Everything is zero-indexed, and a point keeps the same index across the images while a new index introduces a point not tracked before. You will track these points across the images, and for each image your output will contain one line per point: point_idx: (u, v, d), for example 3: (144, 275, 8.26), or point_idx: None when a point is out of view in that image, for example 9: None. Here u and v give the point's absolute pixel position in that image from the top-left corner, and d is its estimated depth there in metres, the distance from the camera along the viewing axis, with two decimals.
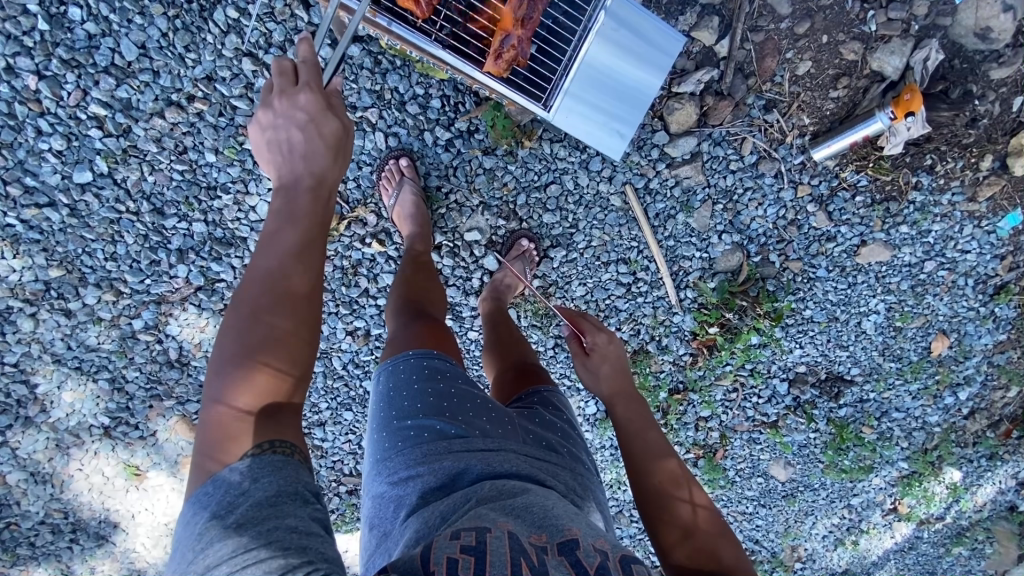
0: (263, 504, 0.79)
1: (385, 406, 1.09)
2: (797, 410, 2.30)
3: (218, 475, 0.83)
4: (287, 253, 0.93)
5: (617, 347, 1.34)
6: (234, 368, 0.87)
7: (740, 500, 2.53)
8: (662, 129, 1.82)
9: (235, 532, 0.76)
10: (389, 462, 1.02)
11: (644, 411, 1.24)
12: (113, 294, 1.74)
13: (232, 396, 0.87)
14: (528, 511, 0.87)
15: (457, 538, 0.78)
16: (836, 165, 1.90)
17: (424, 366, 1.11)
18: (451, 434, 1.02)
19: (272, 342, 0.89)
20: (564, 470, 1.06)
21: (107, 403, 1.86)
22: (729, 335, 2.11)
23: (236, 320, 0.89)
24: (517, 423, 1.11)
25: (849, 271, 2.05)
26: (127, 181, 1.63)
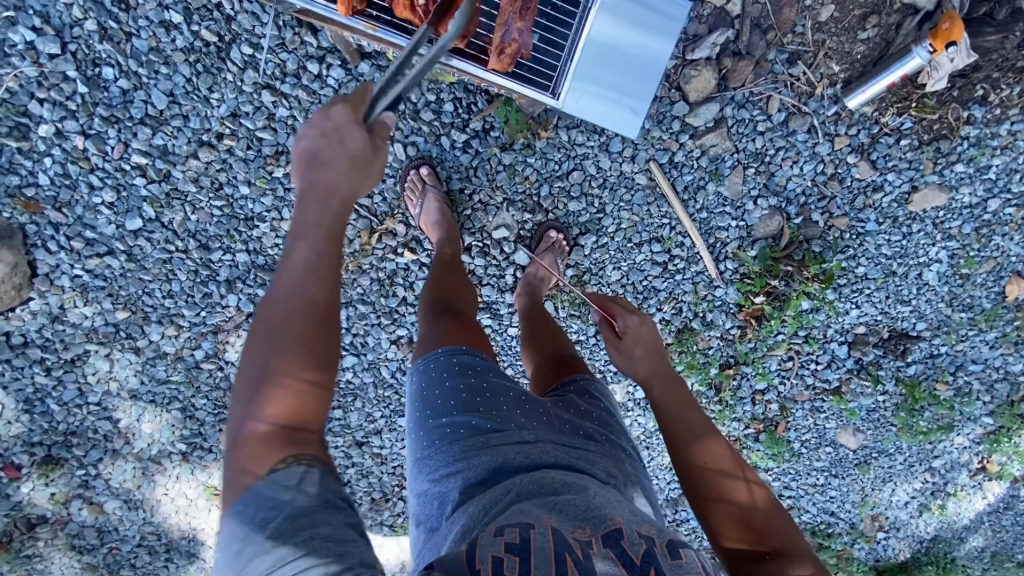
0: (297, 513, 0.81)
1: (420, 405, 1.12)
2: (861, 373, 2.19)
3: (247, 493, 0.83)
4: (308, 268, 0.95)
5: (649, 328, 1.32)
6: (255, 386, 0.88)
7: (810, 472, 2.42)
8: (681, 100, 1.76)
9: (274, 541, 0.79)
10: (429, 460, 1.04)
11: (683, 391, 1.21)
12: (175, 328, 1.86)
13: (252, 415, 0.87)
14: (570, 503, 0.88)
15: (501, 535, 0.79)
16: (874, 111, 1.78)
17: (455, 362, 1.14)
18: (487, 428, 1.03)
19: (295, 356, 0.89)
20: (606, 458, 1.06)
21: (182, 430, 1.99)
22: (777, 303, 2.02)
23: (257, 339, 0.90)
24: (552, 413, 1.11)
25: (902, 221, 1.93)
26: (174, 222, 1.74)
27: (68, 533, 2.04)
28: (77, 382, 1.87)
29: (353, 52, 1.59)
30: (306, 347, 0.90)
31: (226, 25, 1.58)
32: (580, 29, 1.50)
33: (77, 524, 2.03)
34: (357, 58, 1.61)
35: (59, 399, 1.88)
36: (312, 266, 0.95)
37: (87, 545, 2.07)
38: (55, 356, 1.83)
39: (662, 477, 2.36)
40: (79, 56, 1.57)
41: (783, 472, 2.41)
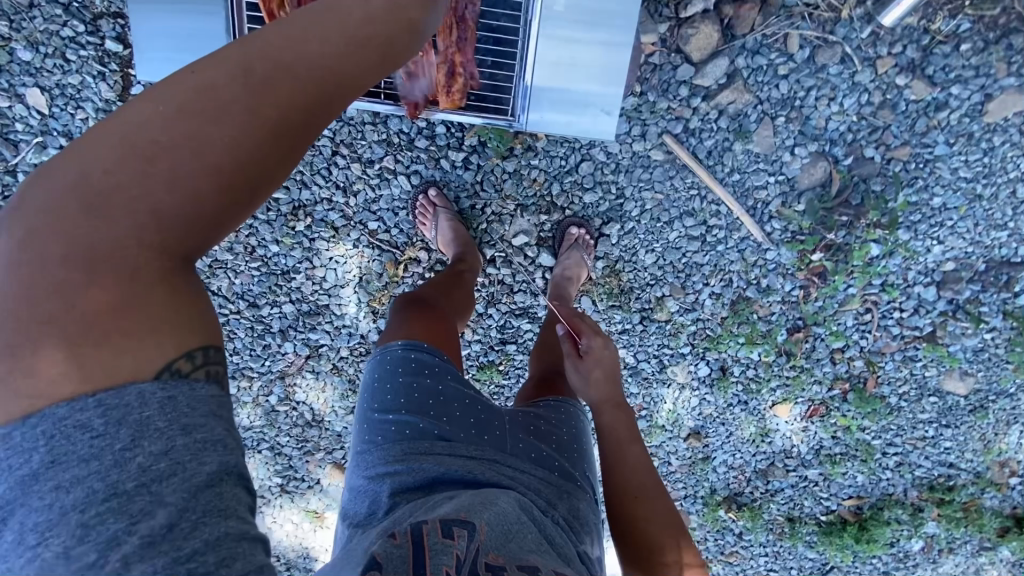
0: (199, 490, 0.68)
1: (368, 396, 1.10)
2: (958, 313, 1.91)
3: (108, 379, 0.67)
4: (314, 71, 0.78)
5: (611, 353, 1.28)
6: (204, 183, 0.71)
7: (915, 426, 2.16)
8: (684, 62, 1.61)
9: (152, 492, 0.66)
10: (368, 456, 1.04)
11: (632, 431, 1.21)
12: (247, 379, 2.03)
13: (173, 217, 0.70)
14: (501, 521, 0.90)
15: (451, 542, 0.82)
16: (921, 19, 1.54)
17: (411, 359, 1.11)
18: (433, 435, 1.05)
19: (223, 212, 0.73)
20: (546, 485, 1.07)
21: (275, 466, 2.19)
22: (840, 255, 1.82)
23: (229, 103, 0.73)
24: (507, 431, 1.12)
25: (979, 136, 1.65)
26: (222, 288, 1.89)
27: None
28: None
29: None
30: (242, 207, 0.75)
31: None
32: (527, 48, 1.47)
33: None
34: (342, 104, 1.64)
35: None
36: (285, 113, 0.76)
37: None
38: None
39: (746, 452, 2.22)
40: None
41: (883, 429, 2.17)
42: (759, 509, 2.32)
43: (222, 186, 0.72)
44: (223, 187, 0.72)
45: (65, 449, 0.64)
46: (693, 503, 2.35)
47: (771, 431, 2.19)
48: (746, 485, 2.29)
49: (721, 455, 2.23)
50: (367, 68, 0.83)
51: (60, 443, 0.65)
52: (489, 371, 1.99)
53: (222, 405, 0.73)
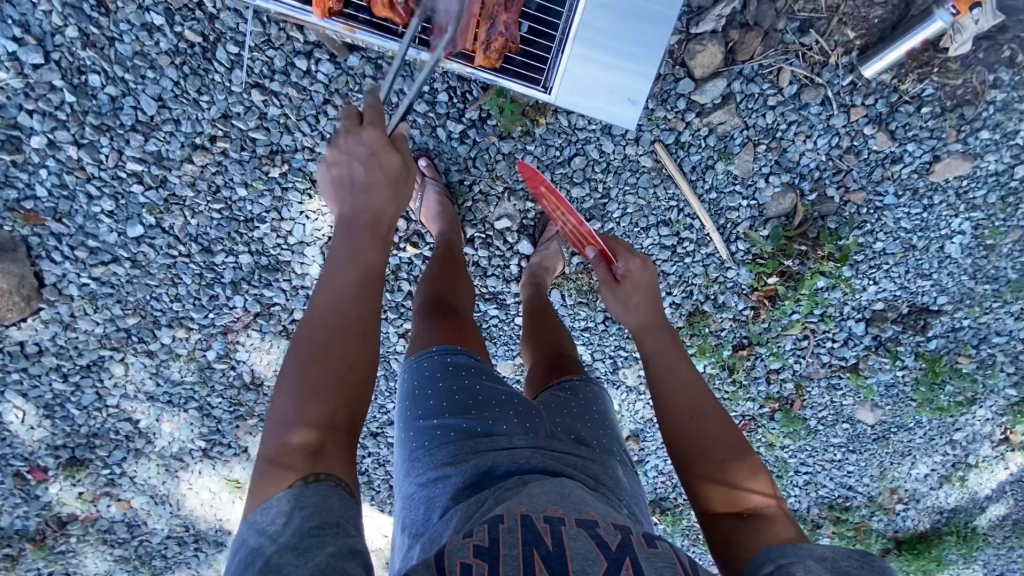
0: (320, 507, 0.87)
1: (411, 406, 1.14)
2: (879, 350, 2.11)
3: (269, 502, 0.89)
4: (339, 282, 1.03)
5: (648, 274, 1.33)
6: (297, 391, 0.96)
7: (827, 449, 2.36)
8: (686, 76, 1.69)
9: (277, 528, 0.86)
10: (417, 462, 1.08)
11: (675, 344, 1.27)
12: (185, 331, 1.86)
13: (290, 420, 0.94)
14: (549, 496, 0.91)
15: (469, 538, 0.83)
16: (894, 78, 1.70)
17: (448, 363, 1.16)
18: (476, 432, 1.07)
19: (339, 380, 0.97)
20: (593, 465, 1.08)
21: (200, 428, 2.02)
22: (791, 283, 1.96)
23: (303, 340, 0.99)
24: (543, 418, 1.13)
25: (922, 192, 1.84)
26: (174, 227, 1.73)
27: (100, 528, 2.10)
28: (95, 386, 1.89)
29: (340, 47, 1.57)
30: (345, 374, 0.98)
31: (209, 25, 1.55)
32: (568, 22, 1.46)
33: (108, 520, 2.10)
34: (345, 52, 1.58)
35: (79, 403, 1.91)
36: (348, 301, 1.01)
37: (119, 539, 2.13)
38: (71, 362, 1.85)
39: None
40: (64, 65, 1.55)
41: (799, 449, 2.36)
42: (679, 515, 2.43)
43: (309, 387, 0.96)
44: (309, 388, 0.96)
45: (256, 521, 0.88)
46: None
47: None
48: (672, 490, 2.39)
49: (653, 460, 2.33)
50: (369, 246, 1.07)
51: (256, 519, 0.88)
52: None
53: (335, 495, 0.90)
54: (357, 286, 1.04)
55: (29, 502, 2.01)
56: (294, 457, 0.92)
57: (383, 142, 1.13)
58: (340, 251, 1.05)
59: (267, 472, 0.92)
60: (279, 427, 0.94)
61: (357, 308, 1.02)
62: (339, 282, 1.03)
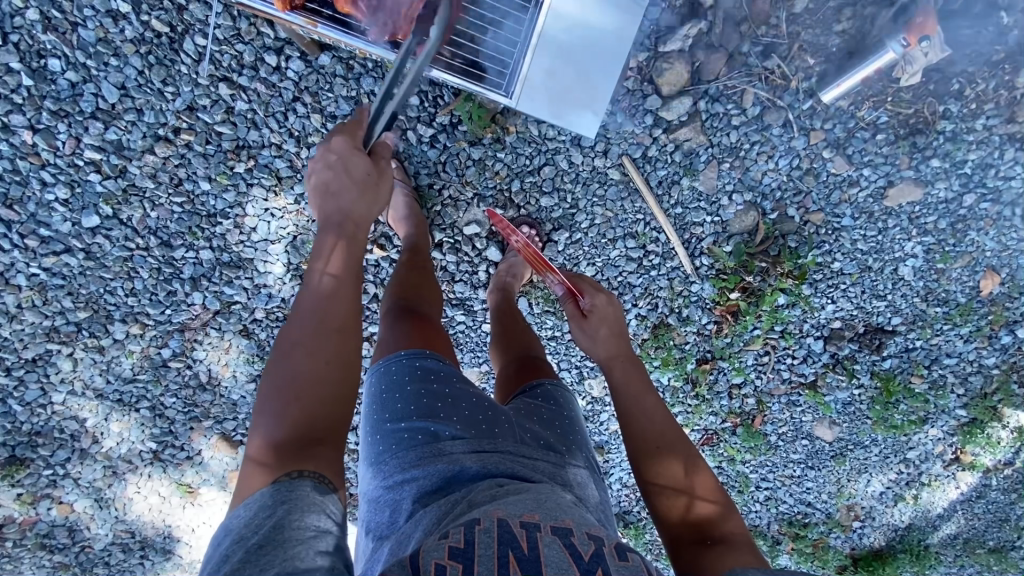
0: (305, 503, 0.86)
1: (379, 408, 1.11)
2: (837, 367, 2.17)
3: (249, 501, 0.86)
4: (317, 286, 1.01)
5: (614, 309, 1.35)
6: (275, 394, 0.93)
7: (786, 464, 2.39)
8: (654, 93, 1.74)
9: (256, 520, 0.83)
10: (384, 465, 1.05)
11: (640, 373, 1.27)
12: (139, 327, 1.80)
13: (270, 423, 0.92)
14: (523, 502, 0.90)
15: (445, 539, 0.81)
16: (851, 105, 1.78)
17: (418, 366, 1.13)
18: (444, 435, 1.05)
19: (319, 377, 0.95)
20: (560, 470, 1.08)
21: (152, 429, 1.95)
22: (753, 299, 2.01)
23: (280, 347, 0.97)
24: (514, 422, 1.12)
25: (878, 215, 1.92)
26: (133, 219, 1.69)
27: (38, 533, 2.00)
28: (41, 381, 1.82)
29: (310, 44, 1.56)
30: (324, 371, 0.95)
31: (177, 15, 1.54)
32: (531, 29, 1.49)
33: (47, 524, 1.99)
34: (315, 50, 1.58)
35: (22, 399, 1.83)
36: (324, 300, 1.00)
37: (58, 544, 2.03)
38: (16, 356, 1.78)
39: None
40: (22, 48, 1.52)
41: (760, 464, 2.39)
42: (642, 529, 2.43)
43: (285, 390, 0.93)
44: (286, 390, 0.93)
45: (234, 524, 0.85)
46: None
47: None
48: (635, 503, 2.39)
49: (616, 472, 2.33)
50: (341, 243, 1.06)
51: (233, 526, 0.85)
52: None
53: (314, 491, 0.88)
54: (335, 279, 1.02)
55: None
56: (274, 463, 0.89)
57: (352, 147, 1.14)
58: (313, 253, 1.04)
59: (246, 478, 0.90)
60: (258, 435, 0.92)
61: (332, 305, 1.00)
62: (315, 285, 1.01)
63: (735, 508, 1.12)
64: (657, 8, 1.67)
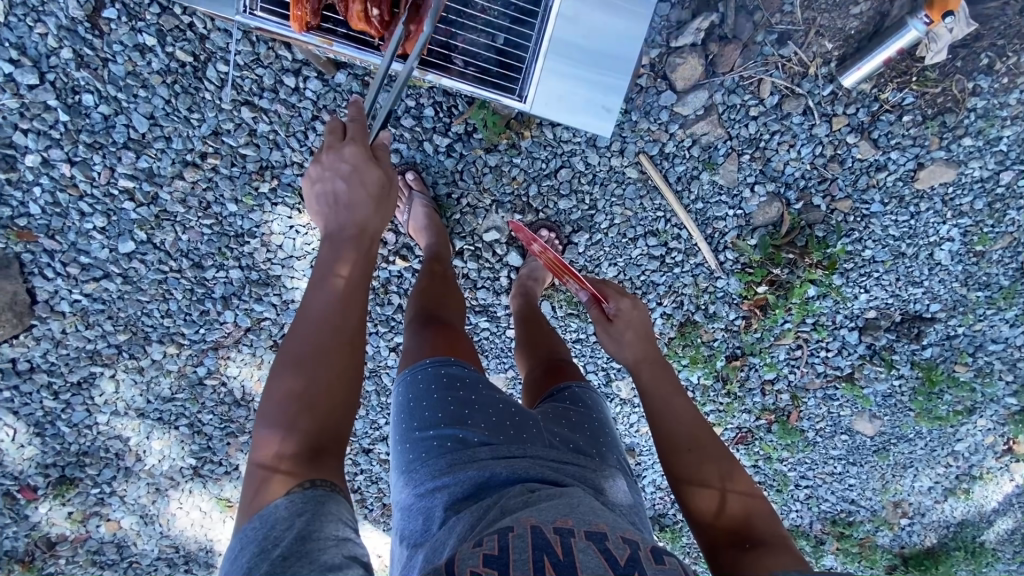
0: (325, 513, 0.86)
1: (407, 417, 1.11)
2: (874, 358, 2.09)
3: (261, 516, 0.86)
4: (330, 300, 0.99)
5: (640, 313, 1.33)
6: (285, 406, 0.92)
7: (826, 461, 2.32)
8: (668, 89, 1.73)
9: (275, 534, 0.83)
10: (414, 473, 1.05)
11: (670, 376, 1.25)
12: (176, 346, 1.86)
13: (278, 436, 0.91)
14: (556, 507, 0.89)
15: (480, 546, 0.81)
16: (873, 88, 1.73)
17: (442, 374, 1.13)
18: (473, 441, 1.05)
19: (330, 390, 0.94)
20: (592, 475, 1.07)
21: (191, 446, 2.00)
22: (781, 292, 1.96)
23: (288, 358, 0.95)
24: (542, 427, 1.12)
25: (909, 199, 1.86)
26: (165, 243, 1.75)
27: (89, 549, 2.07)
28: (86, 403, 1.89)
29: (326, 64, 1.60)
30: (335, 384, 0.95)
31: (200, 44, 1.59)
32: (543, 32, 1.49)
33: (97, 540, 2.07)
34: (331, 69, 1.61)
35: (69, 420, 1.91)
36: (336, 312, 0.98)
37: (108, 560, 2.10)
38: (62, 380, 1.85)
39: None
40: (58, 85, 1.59)
41: (798, 462, 2.32)
42: (679, 532, 2.38)
43: (294, 404, 0.93)
44: (295, 404, 0.93)
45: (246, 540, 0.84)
46: None
47: None
48: (670, 506, 2.35)
49: (650, 474, 2.29)
50: (351, 253, 1.03)
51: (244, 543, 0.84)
52: None
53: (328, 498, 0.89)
54: (346, 294, 1.00)
55: (18, 523, 1.97)
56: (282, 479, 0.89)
57: (366, 157, 1.08)
58: (325, 265, 1.01)
59: (253, 491, 0.89)
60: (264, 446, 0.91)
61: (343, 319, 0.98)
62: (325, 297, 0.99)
63: (770, 504, 1.10)
64: (667, 4, 1.67)
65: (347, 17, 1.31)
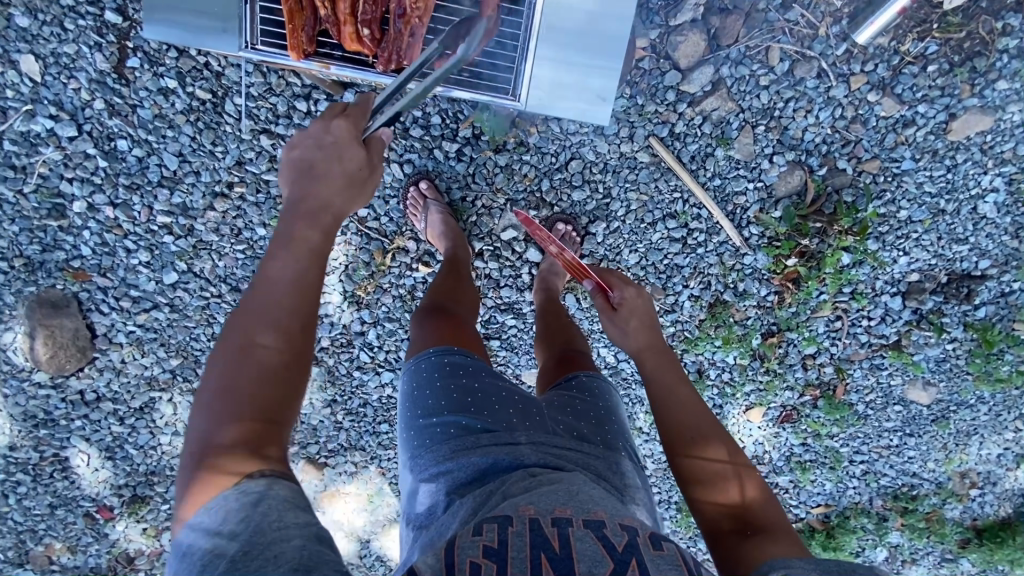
0: (287, 503, 0.88)
1: (411, 405, 1.15)
2: (922, 323, 1.99)
3: (211, 506, 0.87)
4: (289, 279, 0.97)
5: (644, 301, 1.30)
6: (234, 389, 0.91)
7: (881, 434, 2.22)
8: (672, 68, 1.70)
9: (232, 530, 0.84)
10: (419, 459, 1.08)
11: (674, 366, 1.23)
12: None
13: (224, 418, 0.90)
14: (554, 497, 0.91)
15: (479, 536, 0.83)
16: (891, 41, 1.67)
17: (446, 363, 1.17)
18: (477, 428, 1.08)
19: (278, 375, 0.92)
20: (597, 461, 1.08)
21: None
22: (813, 262, 1.90)
23: (239, 335, 0.93)
24: (546, 415, 1.14)
25: (943, 153, 1.76)
26: (204, 271, 1.86)
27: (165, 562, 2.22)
28: (149, 426, 2.03)
29: (334, 85, 1.69)
30: (278, 359, 0.93)
31: (216, 81, 1.69)
32: (529, 31, 1.51)
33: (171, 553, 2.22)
34: (339, 90, 1.69)
35: (135, 443, 2.05)
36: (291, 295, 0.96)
37: None
38: (126, 406, 2.00)
39: None
40: (95, 134, 1.72)
41: (850, 437, 2.23)
42: None
43: (241, 387, 0.91)
44: (241, 387, 0.91)
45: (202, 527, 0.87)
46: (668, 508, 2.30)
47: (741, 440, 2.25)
48: None
49: None
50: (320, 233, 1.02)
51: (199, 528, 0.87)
52: None
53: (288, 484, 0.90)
54: (303, 276, 0.97)
55: (100, 541, 2.14)
56: (222, 456, 0.89)
57: (347, 136, 1.09)
58: (285, 241, 0.99)
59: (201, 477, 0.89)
60: (201, 421, 0.91)
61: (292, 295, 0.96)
62: (282, 277, 0.97)
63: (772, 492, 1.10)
64: None
65: (341, 39, 1.42)
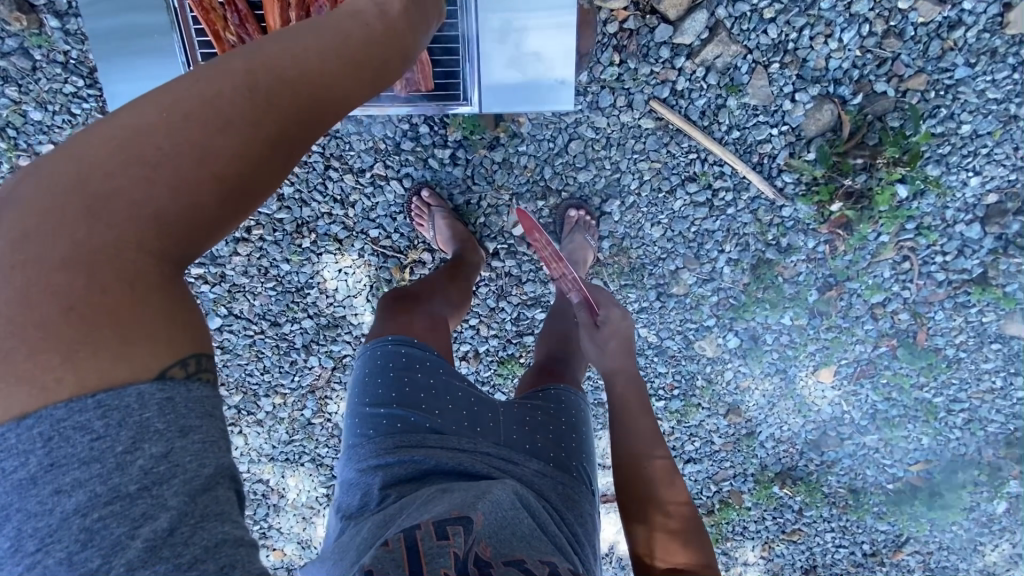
0: (197, 495, 0.67)
1: (359, 391, 1.12)
2: (1009, 249, 1.73)
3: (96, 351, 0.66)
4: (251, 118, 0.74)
5: (628, 325, 1.34)
6: (145, 211, 0.69)
7: (982, 377, 1.92)
8: (661, 23, 1.57)
9: (153, 495, 0.65)
10: (360, 448, 1.06)
11: (639, 392, 1.25)
12: (281, 396, 2.10)
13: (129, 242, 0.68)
14: (495, 515, 0.90)
15: (446, 542, 0.83)
16: None
17: (401, 354, 1.13)
18: (424, 427, 1.06)
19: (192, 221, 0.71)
20: (541, 476, 1.07)
21: (319, 477, 2.23)
22: (863, 202, 1.69)
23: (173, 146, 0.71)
24: (500, 420, 1.13)
25: (1003, 51, 1.55)
26: (244, 311, 1.97)
27: None
28: None
29: None
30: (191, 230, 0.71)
31: None
32: (466, 33, 1.49)
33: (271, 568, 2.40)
34: None
35: None
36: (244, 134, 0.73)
37: None
38: None
39: (793, 423, 2.03)
40: None
41: (947, 386, 1.94)
42: (816, 484, 2.10)
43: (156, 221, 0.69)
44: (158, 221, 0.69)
45: (64, 450, 0.63)
46: (743, 482, 2.14)
47: (815, 401, 2.00)
48: (799, 457, 2.08)
49: (766, 429, 2.04)
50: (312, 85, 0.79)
51: (59, 446, 0.63)
52: (511, 364, 1.97)
53: (215, 405, 0.72)
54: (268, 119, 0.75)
55: None
56: (120, 333, 0.67)
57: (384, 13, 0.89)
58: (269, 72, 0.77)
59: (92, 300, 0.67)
60: (70, 285, 0.66)
61: (217, 137, 0.72)
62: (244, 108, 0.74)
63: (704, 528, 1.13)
64: None
65: None
